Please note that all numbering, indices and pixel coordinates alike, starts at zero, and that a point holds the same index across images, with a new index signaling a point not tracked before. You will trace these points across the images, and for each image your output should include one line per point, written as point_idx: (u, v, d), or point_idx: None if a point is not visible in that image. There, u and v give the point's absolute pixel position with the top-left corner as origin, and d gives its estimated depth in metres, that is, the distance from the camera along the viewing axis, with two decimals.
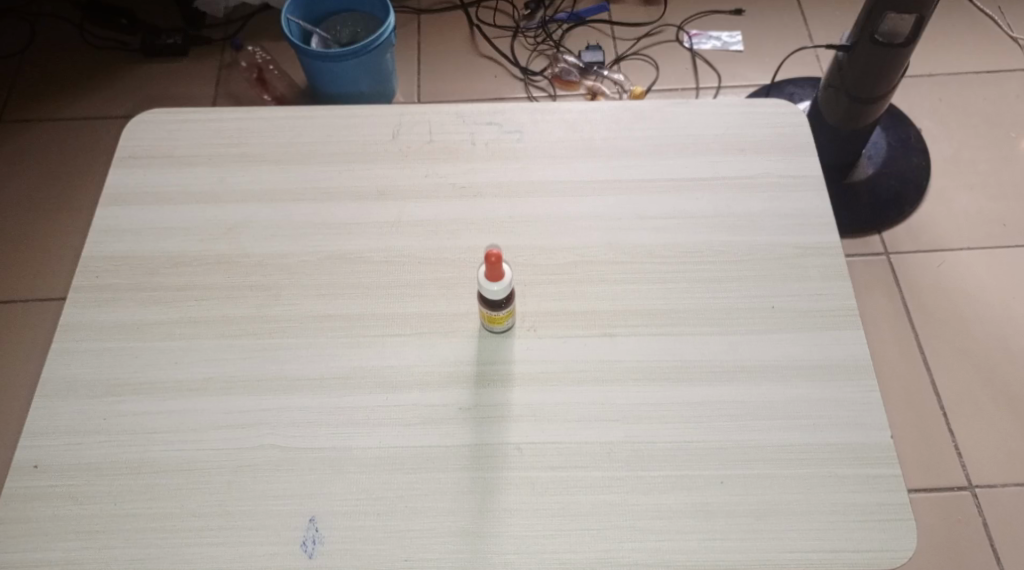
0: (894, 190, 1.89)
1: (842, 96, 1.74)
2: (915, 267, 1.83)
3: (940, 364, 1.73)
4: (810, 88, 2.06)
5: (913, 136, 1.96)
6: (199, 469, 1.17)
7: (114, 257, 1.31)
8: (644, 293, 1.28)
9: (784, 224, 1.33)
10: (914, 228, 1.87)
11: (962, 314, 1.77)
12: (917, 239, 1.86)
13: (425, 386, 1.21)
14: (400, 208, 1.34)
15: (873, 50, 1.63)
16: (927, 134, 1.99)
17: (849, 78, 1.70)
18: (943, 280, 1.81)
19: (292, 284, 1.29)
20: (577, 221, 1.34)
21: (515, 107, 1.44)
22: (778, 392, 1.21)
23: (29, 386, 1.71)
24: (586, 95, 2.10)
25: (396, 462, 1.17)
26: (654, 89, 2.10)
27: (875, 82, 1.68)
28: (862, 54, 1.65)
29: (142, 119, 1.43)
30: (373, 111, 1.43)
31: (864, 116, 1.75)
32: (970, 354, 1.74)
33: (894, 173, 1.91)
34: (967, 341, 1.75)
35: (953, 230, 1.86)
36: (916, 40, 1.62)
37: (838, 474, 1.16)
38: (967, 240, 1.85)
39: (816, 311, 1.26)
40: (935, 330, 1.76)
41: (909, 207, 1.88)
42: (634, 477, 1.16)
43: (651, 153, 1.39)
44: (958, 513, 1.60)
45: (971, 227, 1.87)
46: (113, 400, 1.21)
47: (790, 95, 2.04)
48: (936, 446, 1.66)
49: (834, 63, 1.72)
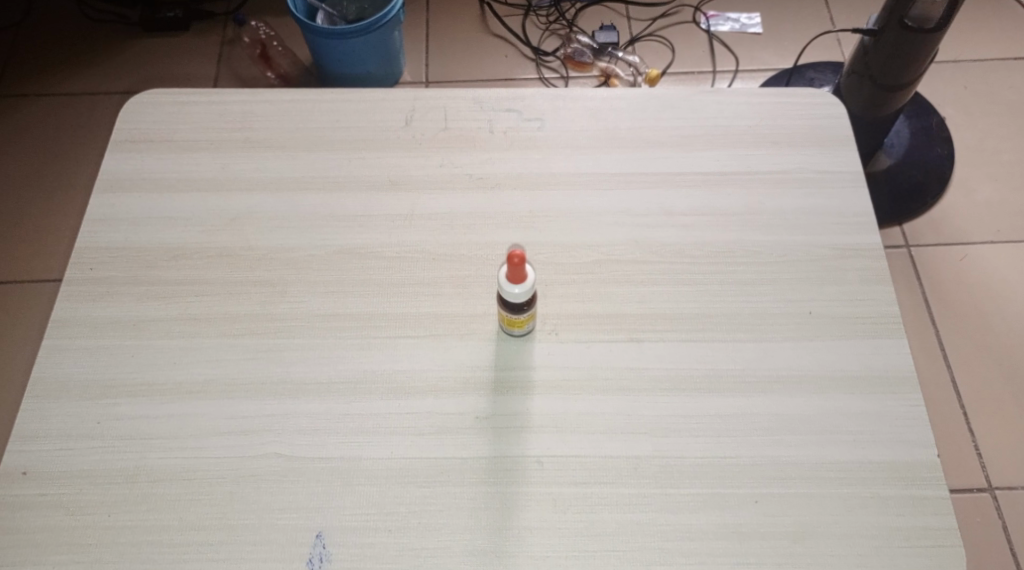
0: (916, 181, 1.81)
1: (866, 82, 1.65)
2: (936, 260, 1.75)
3: (960, 362, 1.66)
4: (831, 74, 1.97)
5: (937, 125, 1.88)
6: (198, 479, 1.09)
7: (109, 248, 1.23)
8: (674, 296, 1.20)
9: (821, 223, 1.25)
10: (936, 219, 1.79)
11: (983, 310, 1.70)
12: (938, 231, 1.78)
13: (439, 393, 1.14)
14: (414, 200, 1.27)
15: (902, 35, 1.55)
16: (952, 123, 1.91)
17: (875, 64, 1.61)
18: (967, 275, 1.74)
19: (298, 280, 1.21)
20: (601, 216, 1.26)
21: (536, 93, 1.36)
22: (814, 405, 1.14)
23: (24, 372, 1.64)
24: (599, 77, 2.02)
25: (408, 474, 1.10)
26: (669, 72, 2.02)
27: (902, 70, 1.60)
28: (889, 40, 1.57)
29: (140, 100, 1.34)
30: (384, 96, 1.35)
31: (887, 105, 1.67)
32: (994, 350, 1.66)
33: (917, 163, 1.83)
34: (988, 338, 1.67)
35: (976, 222, 1.79)
36: (948, 26, 1.53)
37: (880, 495, 1.09)
38: (989, 233, 1.77)
39: (854, 317, 1.19)
40: (955, 326, 1.69)
41: (931, 198, 1.80)
42: (662, 494, 1.09)
43: (680, 144, 1.31)
44: (977, 516, 1.54)
45: (995, 219, 1.79)
46: (106, 403, 1.13)
47: (811, 81, 1.96)
48: (955, 445, 1.59)
49: (858, 47, 1.64)
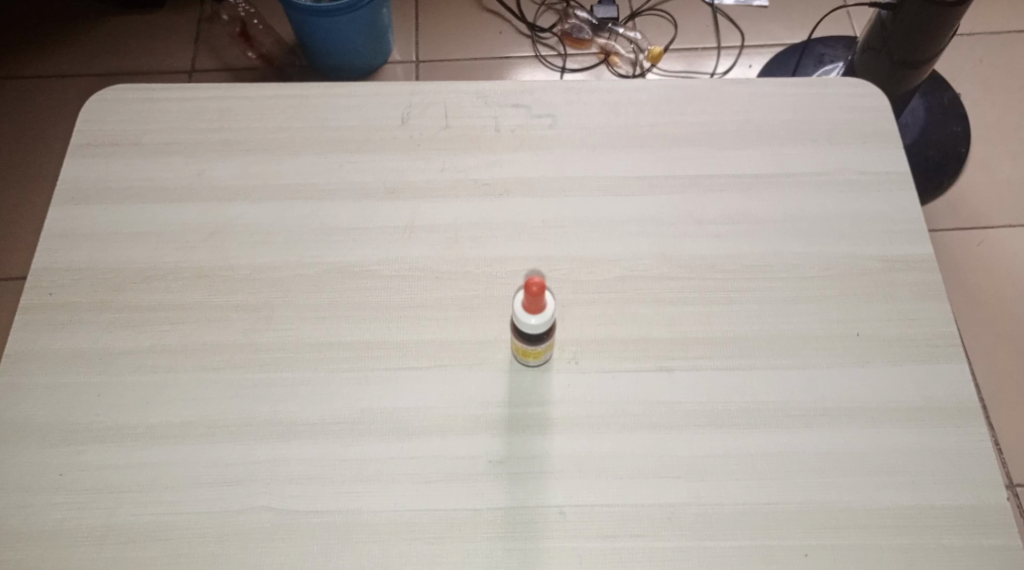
0: (931, 162, 1.69)
1: (882, 58, 1.52)
2: (953, 245, 1.63)
3: (982, 356, 1.54)
4: (842, 48, 1.83)
5: (949, 102, 1.75)
6: (178, 538, 0.97)
7: (71, 269, 1.09)
8: (708, 318, 1.08)
9: (869, 231, 1.13)
10: (952, 201, 1.67)
11: (1005, 298, 1.58)
12: (955, 213, 1.66)
13: (447, 432, 1.01)
14: (414, 209, 1.13)
15: (922, 8, 1.41)
16: (968, 98, 1.77)
17: (893, 39, 1.48)
18: (988, 260, 1.61)
19: (285, 304, 1.08)
20: (624, 226, 1.12)
21: (547, 85, 1.22)
22: (867, 441, 1.02)
23: None
24: (598, 55, 1.87)
25: (415, 530, 0.98)
26: (672, 49, 1.87)
27: (922, 47, 1.47)
28: (909, 13, 1.43)
29: (102, 96, 1.20)
30: (377, 91, 1.21)
31: (905, 84, 1.54)
32: (1018, 342, 1.54)
33: (932, 143, 1.71)
34: (1012, 329, 1.56)
35: (997, 203, 1.66)
36: None
37: (943, 545, 0.98)
38: (1011, 215, 1.65)
39: (908, 339, 1.07)
40: (975, 317, 1.57)
41: (947, 179, 1.68)
42: (700, 548, 0.98)
43: (709, 143, 1.18)
44: None
45: (1017, 200, 1.66)
46: (70, 449, 1.00)
47: (821, 57, 1.82)
48: None
49: (876, 20, 1.50)
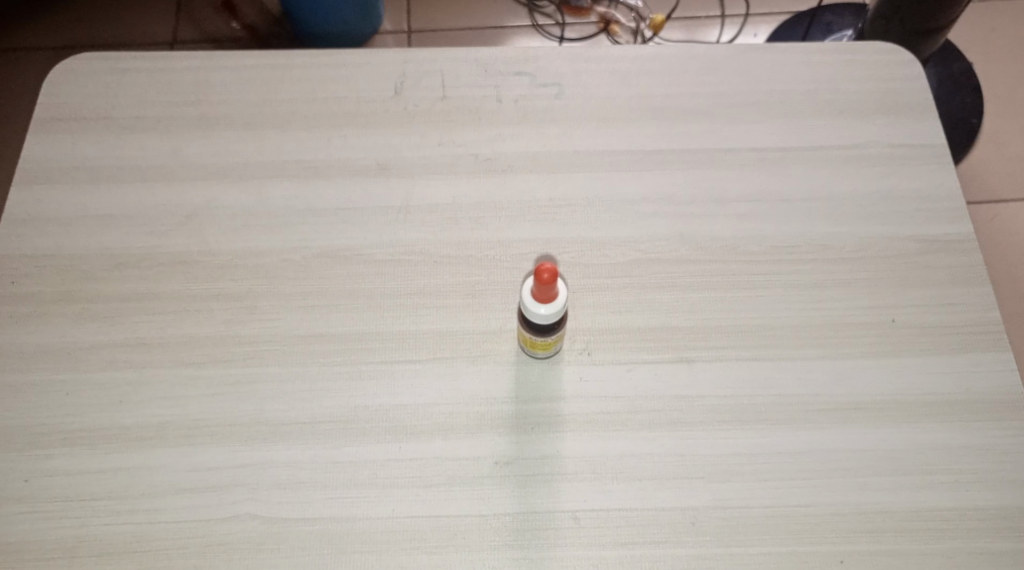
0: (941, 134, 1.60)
1: (893, 25, 1.43)
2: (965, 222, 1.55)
3: None
4: (850, 16, 1.73)
5: (961, 71, 1.65)
6: (155, 551, 0.89)
7: (35, 256, 1.00)
8: (730, 305, 0.99)
9: (902, 210, 1.04)
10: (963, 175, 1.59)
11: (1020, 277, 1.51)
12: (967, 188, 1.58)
13: (448, 433, 0.93)
14: (409, 189, 1.04)
15: None
16: (982, 66, 1.68)
17: (906, 5, 1.38)
18: (1003, 237, 1.54)
19: (270, 293, 0.99)
20: (638, 205, 1.04)
21: (551, 52, 1.13)
22: (904, 438, 0.94)
23: None
24: (598, 24, 1.77)
25: (415, 539, 0.89)
26: (675, 17, 1.78)
27: (937, 12, 1.37)
28: None
29: (68, 67, 1.10)
30: (368, 59, 1.11)
31: (917, 51, 1.45)
32: None
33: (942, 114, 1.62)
34: None
35: (1010, 178, 1.58)
36: None
37: (989, 551, 0.90)
38: None
39: (946, 326, 0.99)
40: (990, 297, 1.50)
41: (959, 152, 1.60)
42: (726, 556, 0.90)
43: (728, 114, 1.09)
44: None
45: None
46: (36, 455, 0.92)
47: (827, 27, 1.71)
48: None
49: None
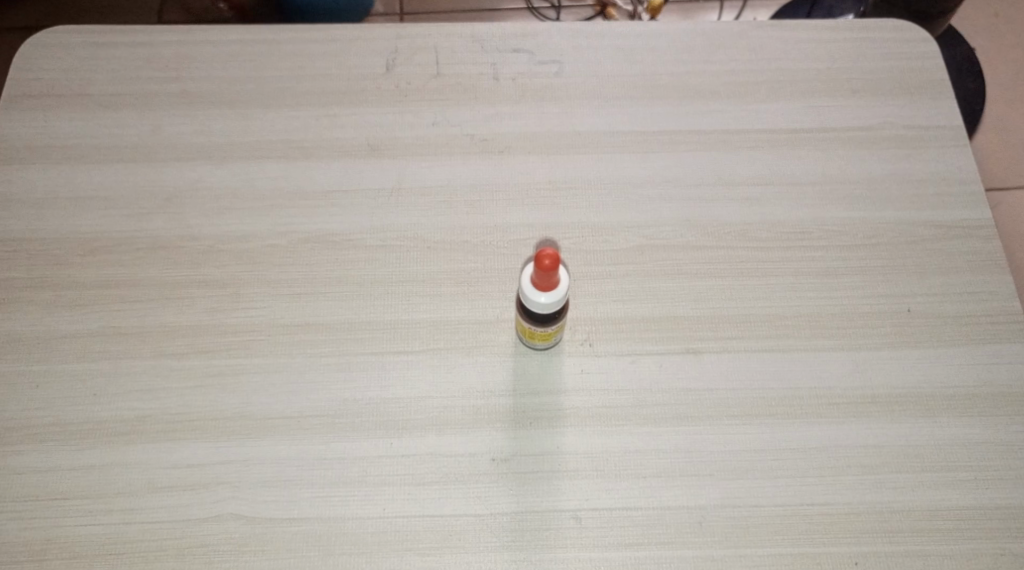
0: None
1: (897, 10, 1.37)
2: None
3: None
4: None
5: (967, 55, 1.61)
6: (132, 552, 0.84)
7: (5, 240, 0.95)
8: (739, 293, 0.94)
9: (920, 194, 0.99)
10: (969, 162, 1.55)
11: None
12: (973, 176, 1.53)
13: (443, 427, 0.88)
14: (401, 170, 0.99)
15: None
16: (989, 50, 1.64)
17: None
18: (1010, 226, 1.50)
19: (254, 279, 0.94)
20: (643, 188, 0.99)
21: (551, 28, 1.07)
22: (922, 433, 0.89)
23: None
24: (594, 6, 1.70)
25: (408, 540, 0.85)
26: None
27: None
28: None
29: (41, 40, 1.04)
30: (359, 35, 1.06)
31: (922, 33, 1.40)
32: None
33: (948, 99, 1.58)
34: None
35: (1016, 165, 1.54)
36: None
37: (1012, 552, 0.85)
38: None
39: (966, 316, 0.94)
40: None
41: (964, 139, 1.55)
42: (736, 558, 0.85)
43: (737, 93, 1.04)
44: None
45: None
46: (5, 450, 0.86)
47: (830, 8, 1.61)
48: None
49: None
